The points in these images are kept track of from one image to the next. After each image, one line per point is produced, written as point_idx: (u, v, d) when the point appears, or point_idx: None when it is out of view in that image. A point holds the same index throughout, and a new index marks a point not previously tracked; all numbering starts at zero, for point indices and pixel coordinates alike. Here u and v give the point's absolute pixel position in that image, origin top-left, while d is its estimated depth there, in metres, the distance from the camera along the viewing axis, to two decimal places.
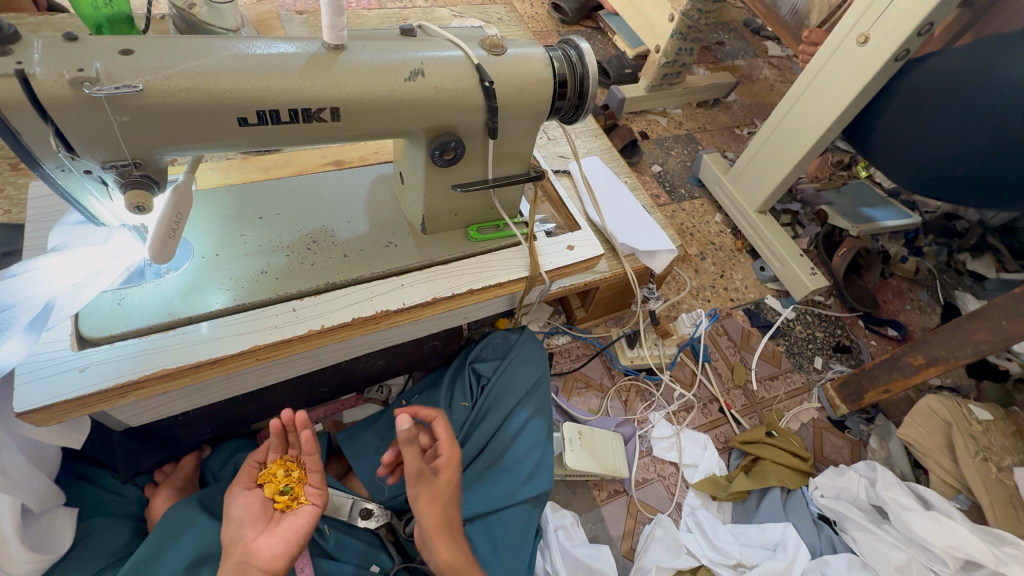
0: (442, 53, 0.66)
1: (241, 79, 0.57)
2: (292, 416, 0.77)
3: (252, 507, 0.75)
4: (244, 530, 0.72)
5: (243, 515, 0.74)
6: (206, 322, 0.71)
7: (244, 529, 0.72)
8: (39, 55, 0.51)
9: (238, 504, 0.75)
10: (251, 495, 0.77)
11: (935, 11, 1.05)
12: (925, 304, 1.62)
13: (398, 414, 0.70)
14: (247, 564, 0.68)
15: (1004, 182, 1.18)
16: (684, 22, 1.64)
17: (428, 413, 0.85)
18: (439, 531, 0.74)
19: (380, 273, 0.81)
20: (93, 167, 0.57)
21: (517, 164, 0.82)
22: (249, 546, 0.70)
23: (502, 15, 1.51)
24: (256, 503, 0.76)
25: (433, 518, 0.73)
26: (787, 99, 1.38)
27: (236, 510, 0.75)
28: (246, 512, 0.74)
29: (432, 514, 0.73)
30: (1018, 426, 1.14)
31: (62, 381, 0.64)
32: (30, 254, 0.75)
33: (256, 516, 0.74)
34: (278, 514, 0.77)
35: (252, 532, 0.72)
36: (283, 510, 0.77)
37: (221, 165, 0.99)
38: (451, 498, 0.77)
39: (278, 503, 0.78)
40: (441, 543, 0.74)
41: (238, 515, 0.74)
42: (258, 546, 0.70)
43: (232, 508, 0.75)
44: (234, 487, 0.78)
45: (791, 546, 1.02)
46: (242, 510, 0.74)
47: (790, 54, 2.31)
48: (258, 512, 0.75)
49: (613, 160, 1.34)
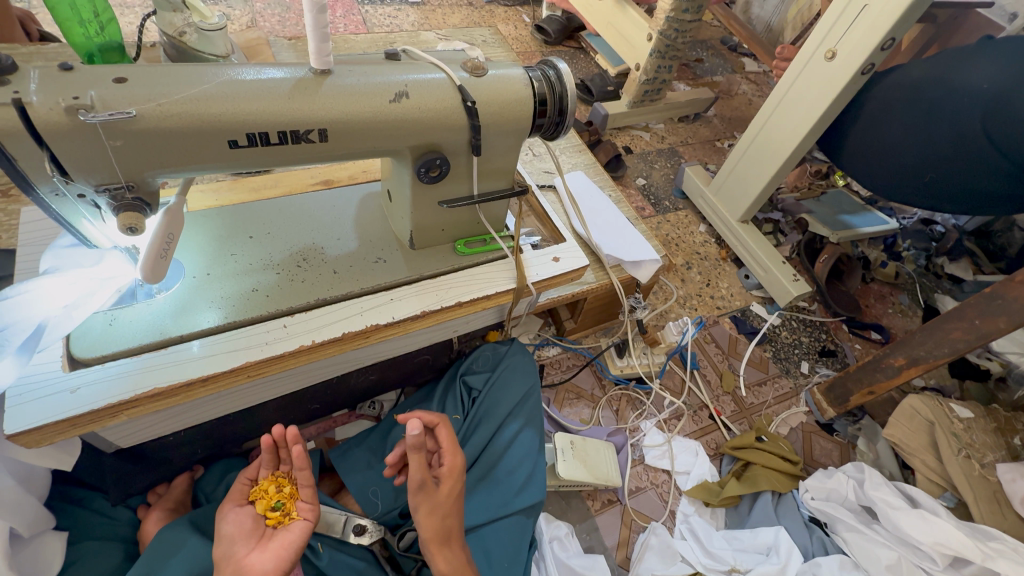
0: (425, 76, 0.69)
1: (232, 104, 0.59)
2: (282, 432, 0.77)
3: (243, 524, 0.76)
4: (236, 546, 0.72)
5: (234, 531, 0.74)
6: (197, 340, 0.72)
7: (236, 545, 0.73)
8: (35, 84, 0.53)
9: (229, 521, 0.76)
10: (242, 511, 0.77)
11: (896, 27, 1.10)
12: (907, 307, 1.66)
13: (408, 420, 0.70)
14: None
15: (973, 187, 1.22)
16: (662, 41, 1.70)
17: (429, 417, 0.83)
18: (438, 542, 0.75)
19: (369, 288, 0.83)
20: (86, 191, 0.59)
21: (502, 179, 0.85)
22: (240, 562, 0.70)
23: (486, 37, 1.55)
24: (247, 520, 0.76)
25: (431, 529, 0.74)
26: (762, 112, 1.43)
27: (226, 527, 0.75)
28: (237, 528, 0.75)
29: (430, 525, 0.74)
30: (999, 423, 1.17)
31: (52, 402, 0.64)
32: (21, 277, 0.76)
33: (247, 532, 0.75)
34: (270, 531, 0.77)
35: (244, 548, 0.73)
36: (274, 527, 0.78)
37: (212, 187, 1.01)
38: (453, 508, 0.77)
39: (269, 519, 0.78)
40: (441, 553, 0.75)
41: (230, 532, 0.74)
42: (250, 562, 0.70)
43: (223, 525, 0.75)
44: (225, 504, 0.78)
45: (784, 548, 1.03)
46: (233, 527, 0.75)
47: (767, 70, 2.39)
48: (249, 529, 0.75)
49: (597, 174, 1.38)
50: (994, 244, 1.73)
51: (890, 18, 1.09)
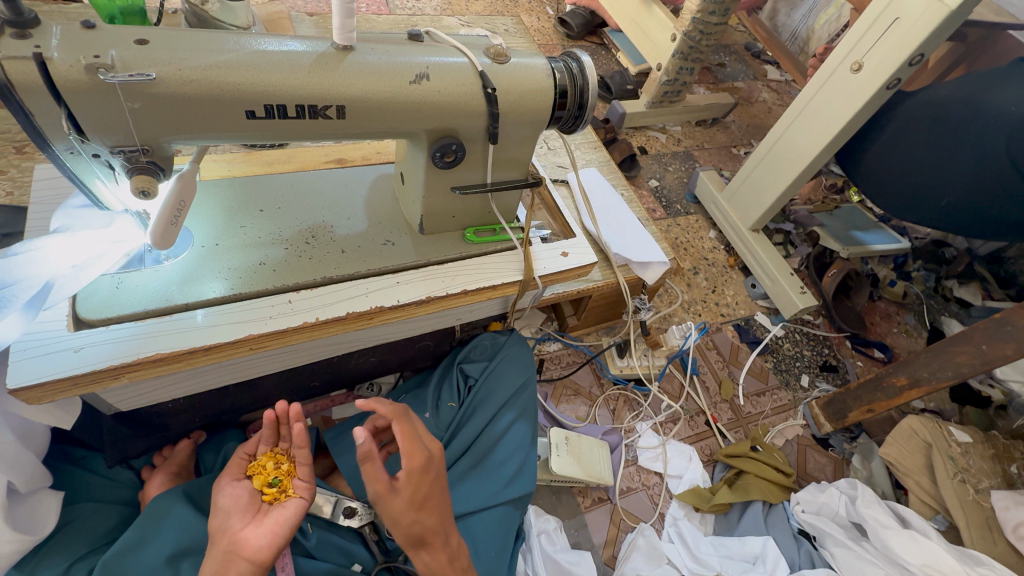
0: (447, 59, 0.68)
1: (253, 75, 0.59)
2: (286, 408, 0.79)
3: (240, 498, 0.76)
4: (232, 520, 0.73)
5: (231, 505, 0.75)
6: (202, 310, 0.72)
7: (232, 519, 0.73)
8: (58, 41, 0.52)
9: (226, 494, 0.76)
10: (239, 486, 0.77)
11: (926, 43, 1.08)
12: (912, 327, 1.65)
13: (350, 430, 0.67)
14: (234, 554, 0.68)
15: (989, 212, 1.21)
16: (685, 42, 1.68)
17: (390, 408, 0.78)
18: (411, 545, 0.73)
19: (375, 270, 0.83)
20: (102, 151, 0.59)
21: (516, 169, 0.84)
22: (236, 536, 0.71)
23: (509, 26, 1.53)
24: (245, 495, 0.77)
25: (402, 535, 0.73)
26: (782, 120, 1.41)
27: (224, 500, 0.75)
28: (235, 502, 0.75)
29: (398, 531, 0.72)
30: (996, 450, 1.17)
31: (57, 360, 0.65)
32: (32, 234, 0.77)
33: (244, 506, 0.75)
34: (266, 506, 0.77)
35: (240, 522, 0.73)
36: (271, 502, 0.78)
37: (225, 157, 0.99)
38: (425, 511, 0.74)
39: (267, 495, 0.78)
40: (419, 555, 0.74)
41: (226, 505, 0.75)
42: (246, 536, 0.71)
43: (220, 498, 0.76)
44: (222, 477, 0.78)
45: (771, 559, 1.03)
46: (230, 500, 0.75)
47: (789, 79, 2.36)
48: (245, 503, 0.76)
49: (611, 172, 1.37)
50: (1004, 271, 1.73)
51: (919, 35, 1.07)
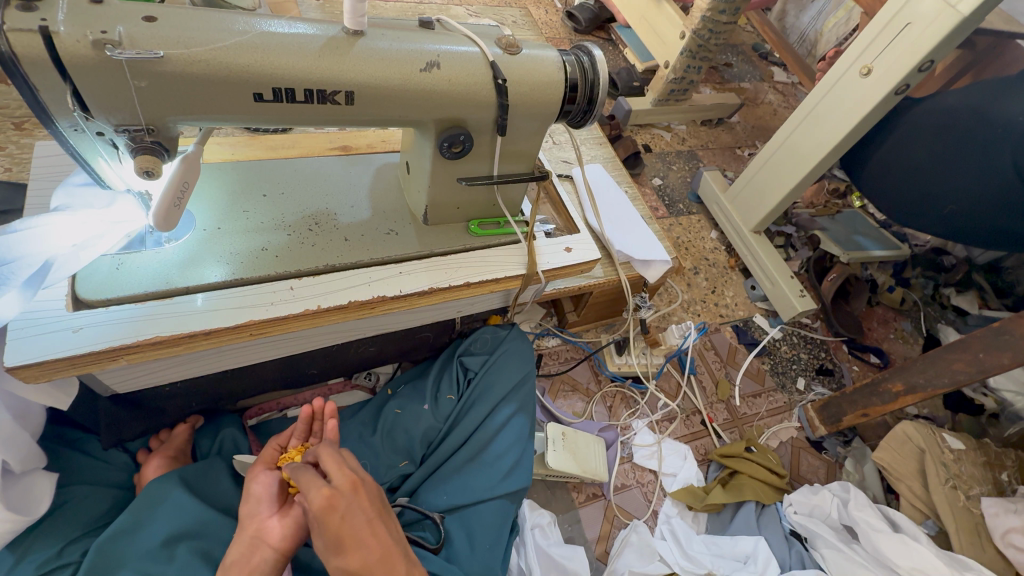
0: (458, 48, 0.68)
1: (263, 56, 0.58)
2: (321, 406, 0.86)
3: (271, 487, 0.75)
4: (261, 507, 0.72)
5: (262, 493, 0.74)
6: (202, 294, 0.72)
7: (261, 506, 0.72)
8: (63, 14, 0.51)
9: (259, 482, 0.75)
10: (271, 474, 0.76)
11: (936, 49, 1.08)
12: (908, 334, 1.66)
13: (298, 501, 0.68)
14: (259, 541, 0.69)
15: (991, 220, 1.22)
16: (694, 40, 1.67)
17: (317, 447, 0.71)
18: None
19: (378, 259, 0.82)
20: (106, 130, 0.58)
21: (523, 163, 0.84)
22: (263, 524, 0.70)
23: (517, 18, 1.52)
24: (277, 483, 0.76)
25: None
26: (790, 121, 1.40)
27: (255, 487, 0.74)
28: (266, 491, 0.74)
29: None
30: (988, 457, 1.18)
31: (56, 341, 0.64)
32: (31, 211, 0.75)
33: (275, 495, 0.74)
34: (293, 499, 0.76)
35: (267, 510, 0.72)
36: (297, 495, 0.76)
37: (229, 140, 0.98)
38: (348, 547, 0.60)
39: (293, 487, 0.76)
40: None
41: (258, 493, 0.74)
42: (270, 525, 0.70)
43: (253, 485, 0.75)
44: (256, 466, 0.78)
45: (761, 558, 1.04)
46: (261, 488, 0.74)
47: (795, 82, 2.36)
48: (276, 493, 0.75)
49: (615, 169, 1.36)
50: (1002, 280, 1.74)
51: (930, 41, 1.07)
